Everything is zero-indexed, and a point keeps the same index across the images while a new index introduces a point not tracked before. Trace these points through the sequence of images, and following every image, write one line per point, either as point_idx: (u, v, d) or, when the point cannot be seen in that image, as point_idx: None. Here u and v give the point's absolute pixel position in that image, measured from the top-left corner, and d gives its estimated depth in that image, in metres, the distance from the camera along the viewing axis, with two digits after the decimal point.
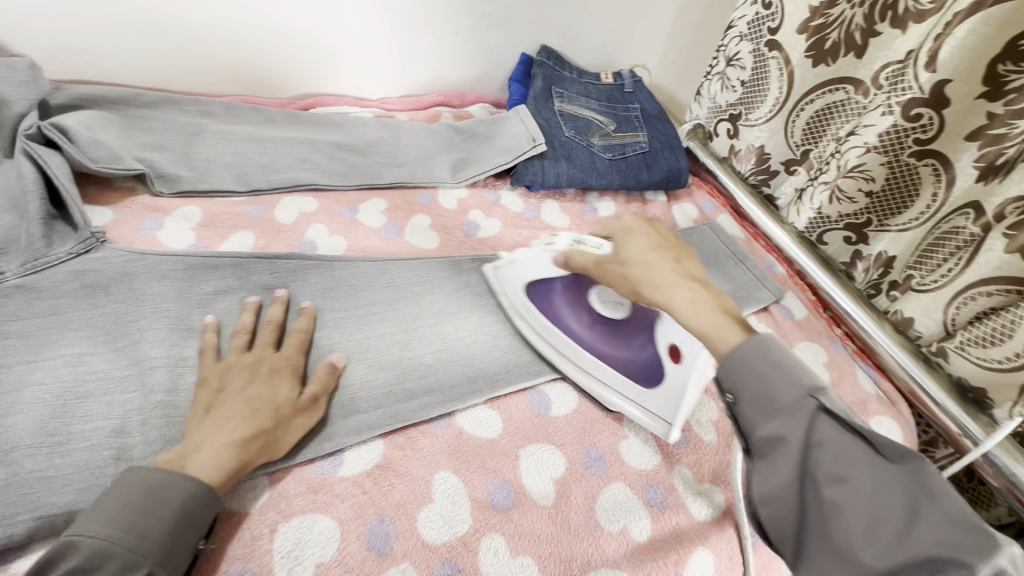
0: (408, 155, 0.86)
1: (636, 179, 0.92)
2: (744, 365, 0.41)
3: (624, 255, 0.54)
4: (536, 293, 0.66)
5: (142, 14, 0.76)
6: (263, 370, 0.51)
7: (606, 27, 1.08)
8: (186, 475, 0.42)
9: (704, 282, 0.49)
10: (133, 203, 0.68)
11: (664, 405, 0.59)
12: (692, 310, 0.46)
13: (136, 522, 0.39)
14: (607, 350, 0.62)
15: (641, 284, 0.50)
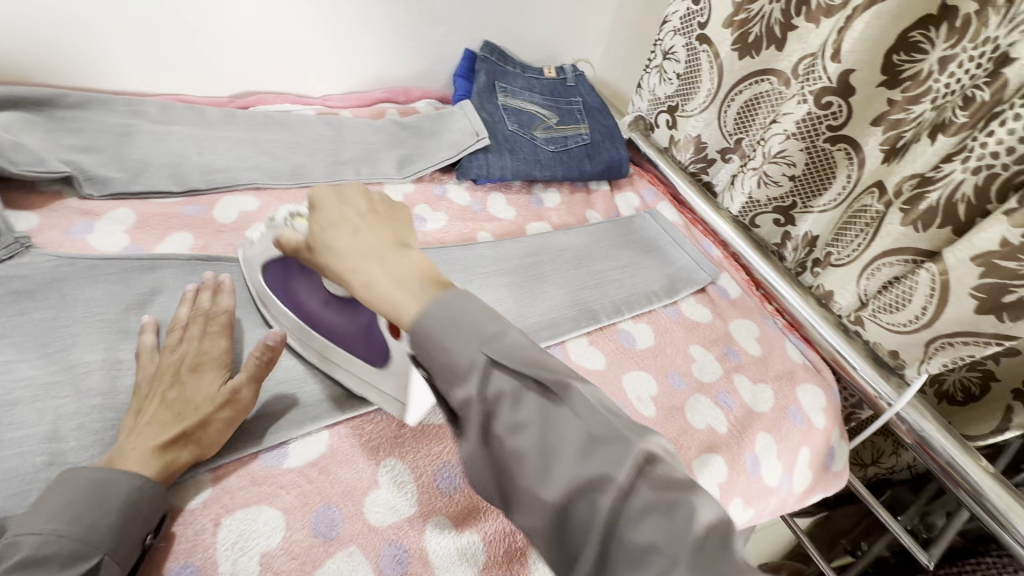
0: (352, 152, 0.86)
1: (579, 170, 0.96)
2: (501, 404, 0.35)
3: (320, 216, 0.47)
4: (274, 280, 0.60)
5: (64, 11, 0.74)
6: (185, 368, 0.50)
7: (548, 23, 1.11)
8: (120, 472, 0.42)
9: (382, 251, 0.43)
10: (61, 208, 0.66)
11: (395, 385, 0.54)
12: (399, 289, 0.41)
13: (80, 515, 0.40)
14: (332, 328, 0.58)
15: (332, 267, 0.45)
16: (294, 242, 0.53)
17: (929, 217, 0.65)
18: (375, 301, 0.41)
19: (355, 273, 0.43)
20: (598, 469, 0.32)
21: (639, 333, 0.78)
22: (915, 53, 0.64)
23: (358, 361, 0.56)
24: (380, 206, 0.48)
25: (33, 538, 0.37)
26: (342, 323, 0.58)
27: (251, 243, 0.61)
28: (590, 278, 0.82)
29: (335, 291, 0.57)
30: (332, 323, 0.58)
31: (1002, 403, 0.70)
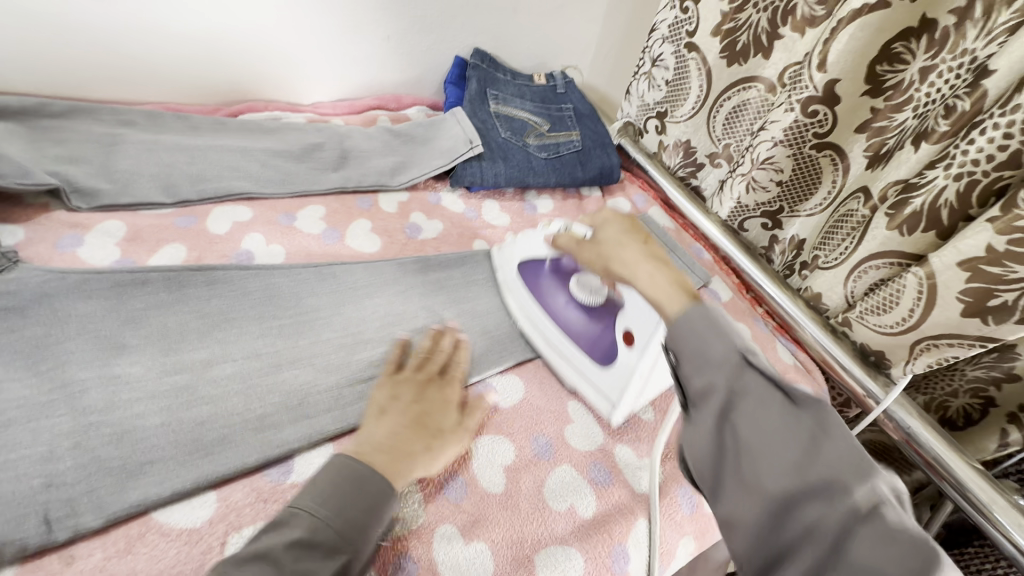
0: (345, 160, 0.86)
1: (571, 177, 0.96)
2: (693, 334, 0.43)
3: (598, 235, 0.59)
4: (530, 273, 0.73)
5: (50, 18, 0.72)
6: (430, 390, 0.57)
7: (538, 31, 1.12)
8: (376, 472, 0.47)
9: (661, 262, 0.52)
10: (49, 220, 0.64)
11: (611, 387, 0.63)
12: (664, 293, 0.48)
13: (341, 508, 0.44)
14: (570, 329, 0.68)
15: (613, 265, 0.55)
16: (569, 243, 0.65)
17: (914, 221, 0.67)
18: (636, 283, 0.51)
19: (628, 271, 0.53)
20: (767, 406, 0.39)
21: None
22: (897, 64, 0.68)
23: (589, 363, 0.66)
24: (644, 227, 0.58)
25: (305, 518, 0.42)
26: (569, 327, 0.68)
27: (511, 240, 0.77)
28: None
29: (583, 296, 0.67)
30: (568, 322, 0.68)
31: (999, 424, 0.72)
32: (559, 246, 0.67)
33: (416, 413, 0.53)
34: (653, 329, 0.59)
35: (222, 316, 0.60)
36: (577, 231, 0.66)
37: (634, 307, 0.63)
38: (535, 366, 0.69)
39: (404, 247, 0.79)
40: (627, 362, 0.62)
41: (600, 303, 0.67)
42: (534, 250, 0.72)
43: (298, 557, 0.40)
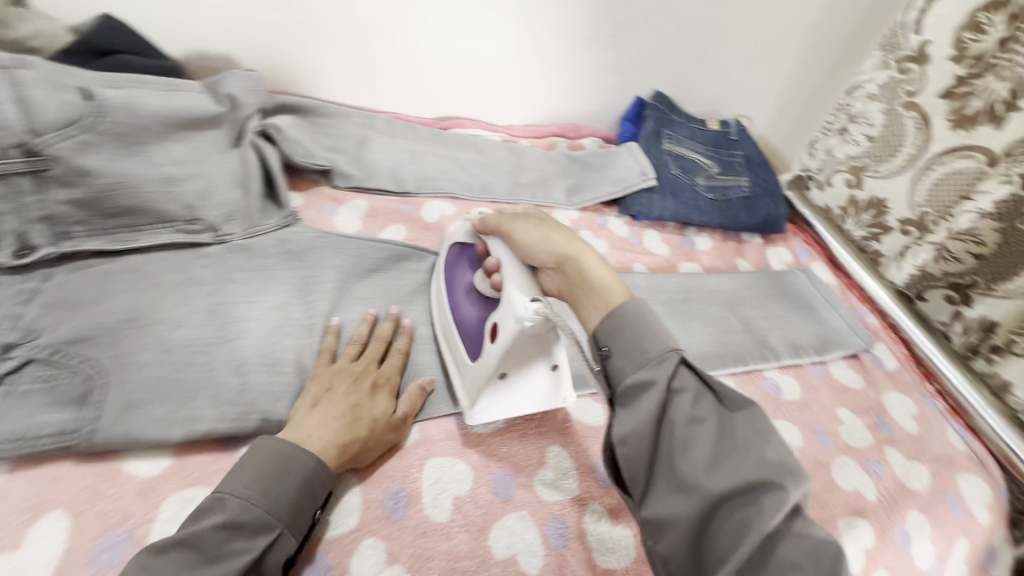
0: (530, 177, 0.98)
1: (735, 221, 0.99)
2: (616, 317, 0.46)
3: (532, 219, 0.58)
4: (452, 270, 0.69)
5: (337, 39, 0.92)
6: (369, 381, 0.58)
7: (718, 81, 1.17)
8: (302, 451, 0.49)
9: (573, 254, 0.53)
10: (317, 193, 0.83)
11: (472, 381, 0.60)
12: (601, 277, 0.50)
13: (268, 487, 0.46)
14: (459, 313, 0.64)
15: (572, 253, 0.53)
16: (493, 225, 0.62)
17: None
18: (597, 271, 0.51)
19: (589, 260, 0.52)
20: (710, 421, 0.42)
21: (786, 385, 0.78)
22: None
23: (461, 351, 0.62)
24: (550, 218, 0.59)
25: (236, 501, 0.45)
26: (460, 306, 0.64)
27: (451, 232, 0.72)
28: (738, 322, 0.85)
29: (480, 285, 0.64)
30: (466, 287, 0.65)
31: None
32: (483, 229, 0.65)
33: (350, 407, 0.54)
34: (512, 322, 0.55)
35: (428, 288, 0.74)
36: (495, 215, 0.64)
37: (506, 296, 0.57)
38: None
39: None
40: (486, 370, 0.57)
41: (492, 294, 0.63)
42: (458, 234, 0.70)
43: (227, 536, 0.43)
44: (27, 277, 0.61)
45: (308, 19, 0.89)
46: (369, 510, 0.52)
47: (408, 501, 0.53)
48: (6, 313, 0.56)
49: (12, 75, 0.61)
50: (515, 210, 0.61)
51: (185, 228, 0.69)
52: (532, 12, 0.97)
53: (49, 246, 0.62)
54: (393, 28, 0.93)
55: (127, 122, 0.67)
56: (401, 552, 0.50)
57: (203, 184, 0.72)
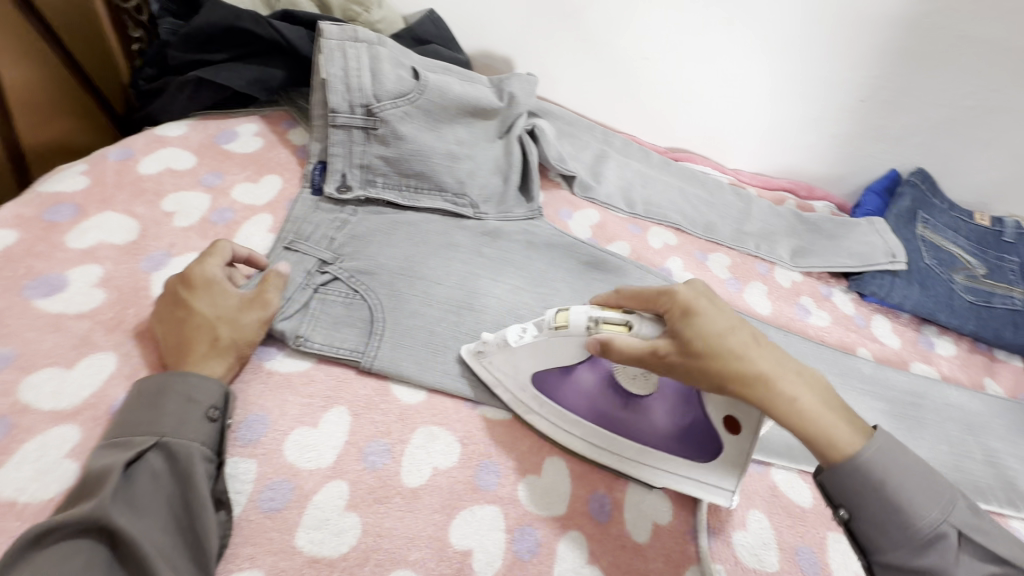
0: (756, 227, 0.94)
1: (995, 334, 0.85)
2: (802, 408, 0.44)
3: (698, 323, 0.46)
4: (550, 384, 0.55)
5: (604, 59, 0.98)
6: (191, 302, 0.53)
7: (1000, 172, 1.01)
8: (147, 389, 0.47)
9: (750, 391, 0.45)
10: (557, 194, 0.89)
11: (722, 475, 0.52)
12: (813, 412, 0.45)
13: (138, 419, 0.46)
14: (650, 439, 0.53)
15: (748, 368, 0.45)
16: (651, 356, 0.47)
17: None
18: (721, 368, 0.45)
19: (748, 364, 0.45)
20: (917, 531, 0.44)
21: None
22: None
23: (700, 468, 0.52)
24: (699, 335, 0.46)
25: (108, 443, 0.45)
26: (616, 417, 0.54)
27: (496, 341, 0.55)
28: (981, 451, 0.73)
29: (635, 389, 0.54)
30: (596, 405, 0.55)
31: None
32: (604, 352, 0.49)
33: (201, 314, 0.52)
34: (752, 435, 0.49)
35: None
36: (638, 329, 0.48)
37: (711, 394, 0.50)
38: None
39: (790, 323, 0.83)
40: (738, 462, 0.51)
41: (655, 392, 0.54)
42: (530, 351, 0.55)
43: (107, 456, 0.43)
44: (343, 209, 0.73)
45: (587, 35, 0.95)
46: (577, 504, 0.52)
47: (612, 509, 0.53)
48: (324, 233, 0.68)
49: (372, 50, 0.75)
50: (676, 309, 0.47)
51: (453, 200, 0.78)
52: (807, 62, 0.93)
53: (359, 188, 0.74)
54: (661, 57, 0.96)
55: (436, 102, 0.78)
56: (601, 554, 0.50)
57: (474, 167, 0.80)
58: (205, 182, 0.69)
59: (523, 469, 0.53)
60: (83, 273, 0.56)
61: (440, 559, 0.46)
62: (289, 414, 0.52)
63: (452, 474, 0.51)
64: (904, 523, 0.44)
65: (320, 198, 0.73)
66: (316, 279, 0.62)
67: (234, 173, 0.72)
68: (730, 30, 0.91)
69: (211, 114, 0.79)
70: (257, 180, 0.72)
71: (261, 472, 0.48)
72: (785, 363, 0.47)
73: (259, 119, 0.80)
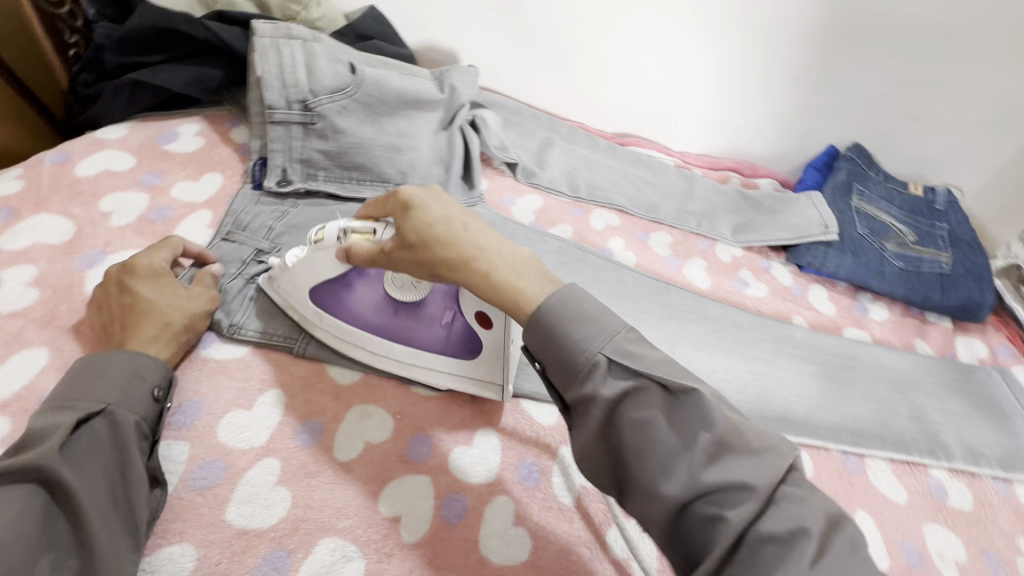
0: (698, 206, 0.97)
1: (924, 297, 0.89)
2: (553, 319, 0.44)
3: (416, 217, 0.47)
4: (328, 300, 0.57)
5: (545, 48, 1.00)
6: (150, 291, 0.54)
7: (931, 143, 1.05)
8: (100, 360, 0.48)
9: (437, 263, 0.47)
10: (502, 181, 0.92)
11: (491, 370, 0.56)
12: (514, 277, 0.46)
13: (84, 386, 0.46)
14: (413, 337, 0.57)
15: (457, 253, 0.46)
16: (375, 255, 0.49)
17: None
18: (428, 256, 0.46)
19: (450, 247, 0.46)
20: (638, 389, 0.42)
21: (955, 490, 0.69)
22: None
23: (450, 357, 0.57)
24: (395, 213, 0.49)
25: (50, 405, 0.44)
26: (391, 325, 0.57)
27: (279, 264, 0.58)
28: (907, 407, 0.76)
29: (404, 298, 0.56)
30: (376, 315, 0.57)
31: None
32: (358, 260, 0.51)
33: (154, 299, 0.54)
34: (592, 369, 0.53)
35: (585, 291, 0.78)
36: (379, 236, 0.50)
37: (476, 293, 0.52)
38: (829, 457, 0.69)
39: (728, 295, 0.86)
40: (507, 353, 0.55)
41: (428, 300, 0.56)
42: (323, 272, 0.55)
43: (47, 417, 0.43)
44: (283, 203, 0.75)
45: (527, 26, 0.98)
46: (506, 471, 0.55)
47: (540, 474, 0.55)
48: (263, 226, 0.69)
49: (307, 47, 0.76)
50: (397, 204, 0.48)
51: (395, 190, 0.80)
52: (740, 44, 0.96)
53: (299, 182, 0.76)
54: (599, 44, 0.99)
55: (375, 96, 0.79)
56: (527, 516, 0.52)
57: (415, 157, 0.82)
58: (144, 182, 0.71)
59: (453, 440, 0.56)
60: (18, 273, 0.58)
61: (367, 526, 0.48)
62: (223, 399, 0.54)
63: (383, 448, 0.54)
64: (631, 400, 0.42)
65: (261, 193, 0.75)
66: (253, 270, 0.63)
67: (174, 172, 0.73)
68: (663, 16, 0.94)
69: (151, 115, 0.80)
70: (198, 178, 0.74)
71: (194, 454, 0.50)
72: (492, 248, 0.47)
73: (201, 119, 0.81)
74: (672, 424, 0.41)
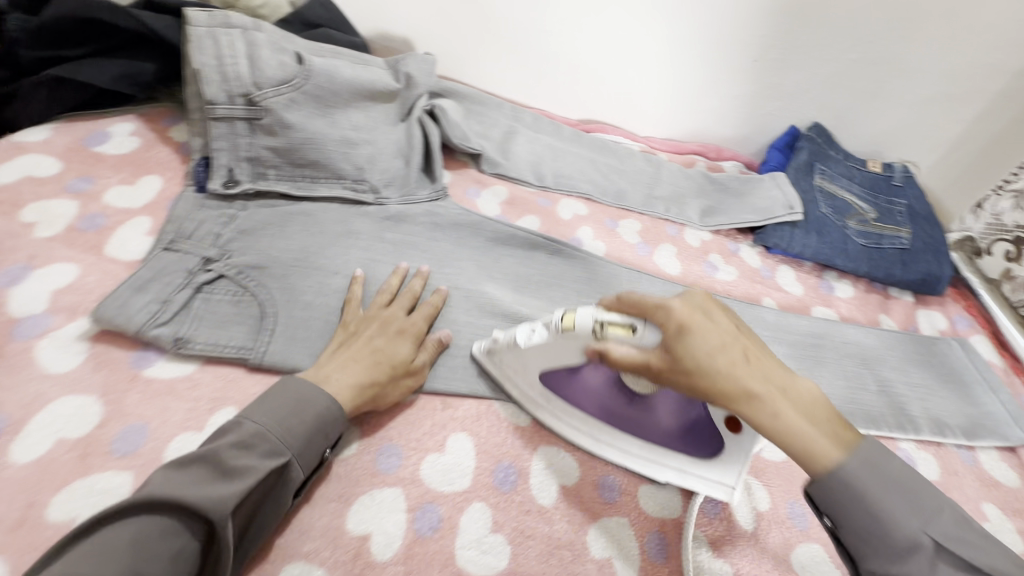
0: (665, 191, 0.96)
1: (886, 273, 0.91)
2: (853, 481, 0.42)
3: (693, 340, 0.45)
4: (555, 382, 0.56)
5: (503, 33, 0.97)
6: (393, 327, 0.58)
7: (888, 120, 1.07)
8: (323, 394, 0.49)
9: (728, 397, 0.44)
10: (465, 174, 0.89)
11: (727, 472, 0.53)
12: (791, 420, 0.43)
13: (284, 420, 0.46)
14: (641, 431, 0.55)
15: (738, 385, 0.44)
16: (636, 361, 0.47)
17: None
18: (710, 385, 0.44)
19: (735, 381, 0.44)
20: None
21: (922, 461, 0.71)
22: None
23: (683, 456, 0.54)
24: (678, 338, 0.45)
25: (250, 428, 0.45)
26: (626, 418, 0.55)
27: (503, 340, 0.55)
28: (874, 383, 0.78)
29: (634, 389, 0.54)
30: (604, 405, 0.56)
31: None
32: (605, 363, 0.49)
33: (393, 325, 0.58)
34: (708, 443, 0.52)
35: (555, 283, 0.76)
36: (641, 338, 0.48)
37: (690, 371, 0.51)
38: None
39: (699, 280, 0.85)
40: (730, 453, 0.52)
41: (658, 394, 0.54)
42: (547, 360, 0.55)
43: (241, 451, 0.43)
44: (231, 205, 0.71)
45: (484, 11, 0.94)
46: (481, 476, 0.53)
47: (517, 477, 0.54)
48: (208, 231, 0.64)
49: (247, 36, 0.70)
50: (675, 323, 0.46)
51: (352, 186, 0.76)
52: (700, 26, 0.95)
53: (247, 182, 0.71)
54: (559, 28, 0.96)
55: (325, 87, 0.75)
56: (504, 521, 0.50)
57: (373, 151, 0.78)
58: (72, 189, 0.65)
59: (425, 448, 0.53)
60: None
61: (335, 547, 0.46)
62: (172, 420, 0.50)
63: (350, 462, 0.51)
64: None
65: (205, 195, 0.70)
66: (200, 279, 0.59)
67: (106, 176, 0.67)
68: None
69: (79, 115, 0.73)
70: (134, 182, 0.68)
71: (139, 484, 0.46)
72: (774, 376, 0.45)
73: (135, 117, 0.75)
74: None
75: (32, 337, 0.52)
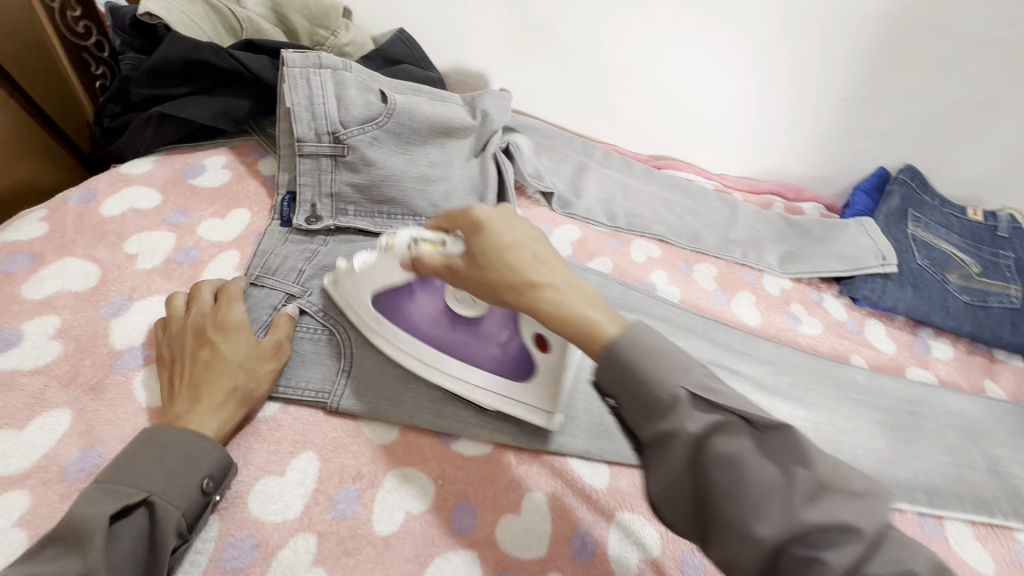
0: (742, 234, 0.91)
1: (993, 334, 0.83)
2: (630, 356, 0.41)
3: (486, 237, 0.46)
4: (385, 305, 0.57)
5: (578, 69, 0.96)
6: (212, 330, 0.53)
7: (993, 164, 0.98)
8: (179, 427, 0.46)
9: (506, 290, 0.44)
10: (535, 211, 0.87)
11: (541, 395, 0.55)
12: (580, 305, 0.43)
13: (139, 468, 0.43)
14: (465, 351, 0.56)
15: (524, 278, 0.43)
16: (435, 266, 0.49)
17: None
18: (496, 274, 0.44)
19: (519, 272, 0.44)
20: (727, 424, 0.39)
21: None
22: None
23: (504, 379, 0.55)
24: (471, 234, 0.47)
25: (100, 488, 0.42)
26: (451, 341, 0.56)
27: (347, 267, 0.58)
28: (983, 460, 0.70)
29: (461, 311, 0.55)
30: (432, 329, 0.56)
31: None
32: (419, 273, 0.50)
33: (207, 327, 0.53)
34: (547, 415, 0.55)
35: None
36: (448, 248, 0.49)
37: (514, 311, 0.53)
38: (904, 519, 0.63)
39: (780, 333, 0.80)
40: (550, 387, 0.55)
41: (483, 316, 0.55)
42: (379, 280, 0.56)
43: (88, 514, 0.40)
44: (313, 240, 0.72)
45: (561, 48, 0.94)
46: (558, 543, 0.50)
47: (594, 547, 0.51)
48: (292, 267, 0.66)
49: (337, 76, 0.73)
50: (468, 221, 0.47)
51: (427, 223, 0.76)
52: (784, 64, 0.91)
53: (328, 218, 0.72)
54: (636, 64, 0.94)
55: (406, 124, 0.76)
56: None
57: (448, 188, 0.78)
58: (169, 221, 0.68)
59: (500, 507, 0.52)
60: (39, 324, 0.55)
61: None
62: (255, 463, 0.50)
63: (426, 519, 0.50)
64: (717, 434, 0.39)
65: (289, 230, 0.72)
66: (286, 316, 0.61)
67: (200, 209, 0.70)
68: (705, 37, 0.90)
69: (178, 148, 0.77)
70: (224, 215, 0.71)
71: (224, 530, 0.47)
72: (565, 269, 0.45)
73: (228, 151, 0.78)
74: (768, 458, 0.38)
75: (130, 370, 0.54)
